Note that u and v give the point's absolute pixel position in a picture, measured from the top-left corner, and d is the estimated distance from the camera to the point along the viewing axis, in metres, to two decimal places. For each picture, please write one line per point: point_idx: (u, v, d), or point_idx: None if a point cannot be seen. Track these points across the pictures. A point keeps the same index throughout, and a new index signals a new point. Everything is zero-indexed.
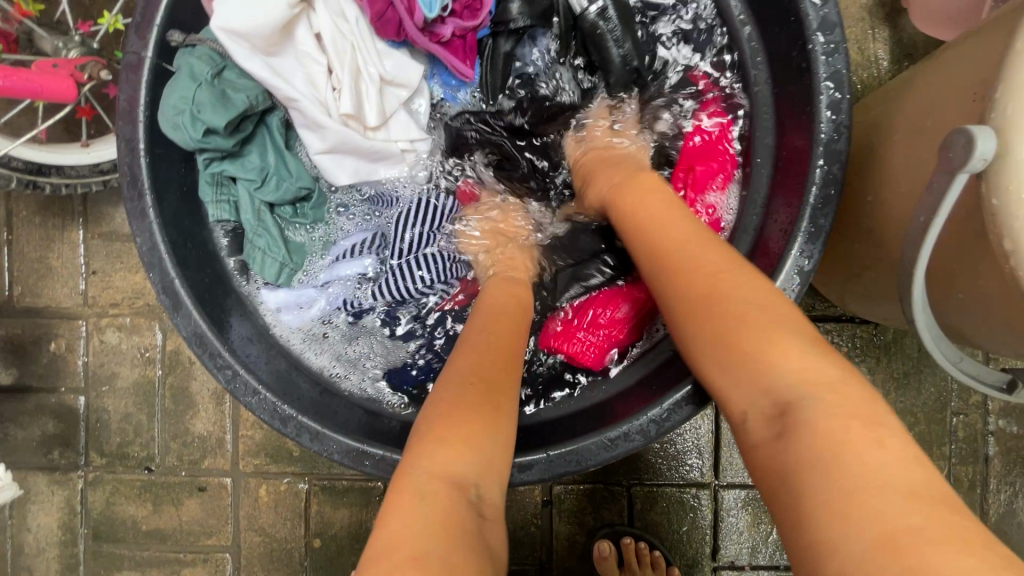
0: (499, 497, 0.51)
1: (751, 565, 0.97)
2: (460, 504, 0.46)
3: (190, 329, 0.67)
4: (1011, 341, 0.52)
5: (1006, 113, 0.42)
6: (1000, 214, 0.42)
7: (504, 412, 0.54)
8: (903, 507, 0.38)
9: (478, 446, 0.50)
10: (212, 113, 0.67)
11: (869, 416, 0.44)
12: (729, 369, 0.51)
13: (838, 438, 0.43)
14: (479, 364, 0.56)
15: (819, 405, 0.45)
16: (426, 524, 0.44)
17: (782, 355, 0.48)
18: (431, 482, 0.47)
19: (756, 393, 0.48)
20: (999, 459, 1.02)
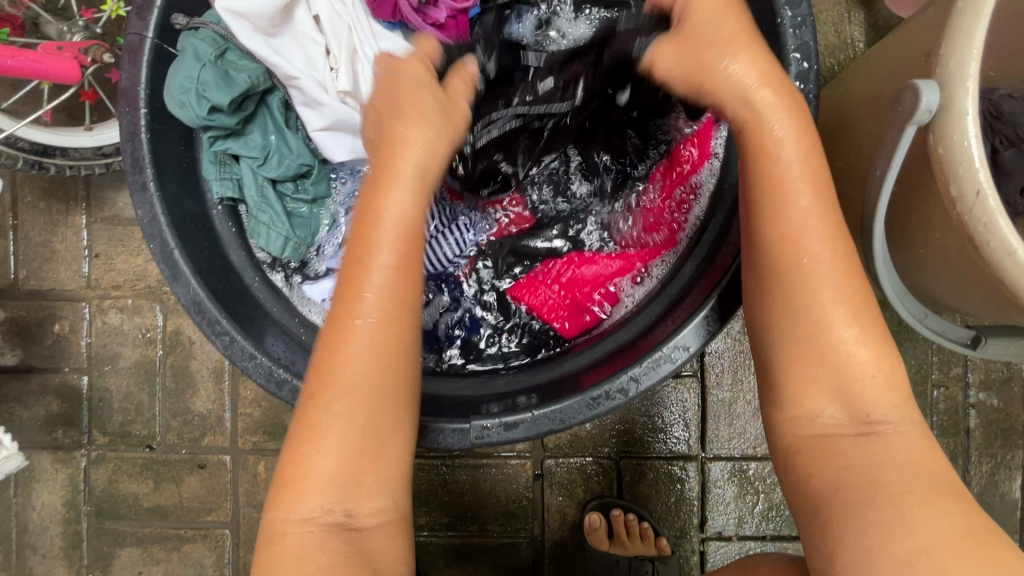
0: (390, 500, 0.57)
1: (738, 535, 0.99)
2: (326, 526, 0.55)
3: (190, 298, 0.70)
4: (969, 290, 0.55)
5: (949, 67, 0.45)
6: (946, 162, 0.45)
7: (380, 403, 0.55)
8: (933, 513, 0.47)
9: (347, 449, 0.55)
10: (216, 92, 0.71)
11: (914, 437, 0.53)
12: (816, 365, 0.54)
13: (887, 457, 0.51)
14: (355, 350, 0.55)
15: (904, 435, 0.52)
16: (313, 492, 0.54)
17: (865, 371, 0.53)
18: (323, 445, 0.55)
19: (841, 405, 0.53)
20: (981, 431, 1.04)
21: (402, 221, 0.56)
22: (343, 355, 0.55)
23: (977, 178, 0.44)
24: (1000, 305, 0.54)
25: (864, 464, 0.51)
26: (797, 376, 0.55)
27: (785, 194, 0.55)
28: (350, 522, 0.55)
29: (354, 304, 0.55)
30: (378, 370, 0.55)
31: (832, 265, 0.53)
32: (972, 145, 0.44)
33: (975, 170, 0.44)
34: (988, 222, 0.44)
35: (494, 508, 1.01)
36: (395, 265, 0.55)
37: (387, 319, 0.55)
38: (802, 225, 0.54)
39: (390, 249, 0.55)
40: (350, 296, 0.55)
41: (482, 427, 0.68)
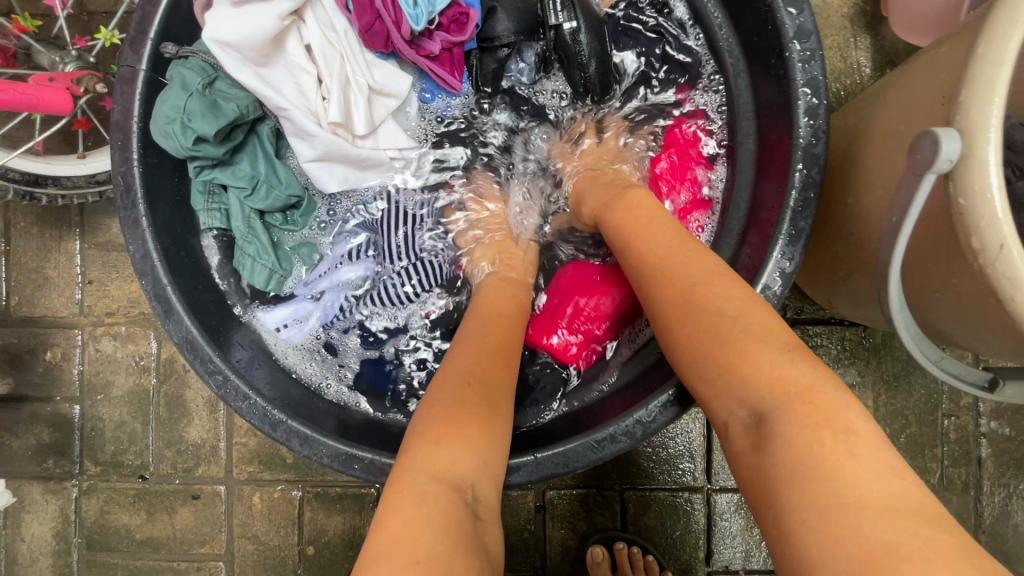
0: (498, 500, 0.52)
1: (746, 569, 0.97)
2: (455, 501, 0.47)
3: (182, 336, 0.68)
4: (988, 335, 0.53)
5: (969, 114, 0.43)
6: (966, 214, 0.43)
7: (507, 398, 0.57)
8: (913, 531, 0.39)
9: (476, 430, 0.53)
10: (202, 122, 0.68)
11: (864, 425, 0.45)
12: (722, 374, 0.51)
13: (846, 456, 0.43)
14: (490, 354, 0.60)
15: (853, 415, 0.45)
16: (441, 454, 0.49)
17: (780, 357, 0.49)
18: (462, 417, 0.53)
19: (744, 398, 0.49)
20: (992, 461, 1.02)
21: (519, 300, 0.71)
22: (455, 360, 0.59)
23: (1002, 232, 0.42)
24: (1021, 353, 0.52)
25: (789, 451, 0.45)
26: (714, 365, 0.51)
27: (660, 252, 0.59)
28: (473, 506, 0.48)
29: (474, 340, 0.62)
30: (497, 374, 0.58)
31: (726, 294, 0.54)
32: (995, 196, 0.42)
33: (1000, 223, 0.42)
34: (1013, 278, 0.42)
35: None
36: (519, 315, 0.68)
37: (512, 347, 0.63)
38: (709, 287, 0.54)
39: (495, 327, 0.64)
40: (472, 335, 0.63)
41: None
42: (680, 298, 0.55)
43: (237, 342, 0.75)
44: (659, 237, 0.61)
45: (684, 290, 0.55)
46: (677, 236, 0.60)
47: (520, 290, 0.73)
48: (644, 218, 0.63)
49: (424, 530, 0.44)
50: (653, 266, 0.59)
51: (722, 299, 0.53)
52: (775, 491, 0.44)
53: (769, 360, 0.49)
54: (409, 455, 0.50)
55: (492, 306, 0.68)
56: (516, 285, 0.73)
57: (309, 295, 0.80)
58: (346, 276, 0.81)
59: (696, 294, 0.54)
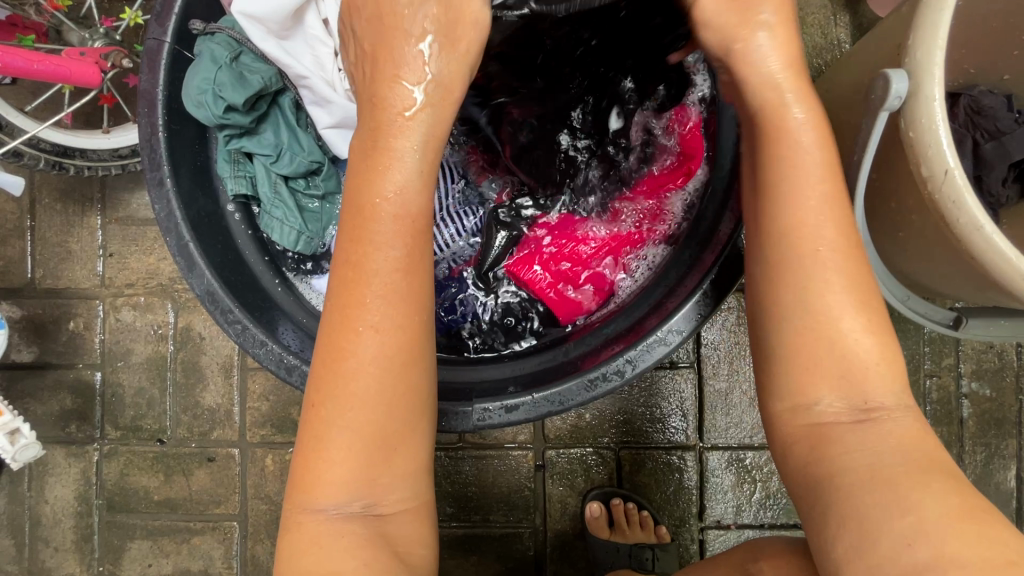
0: (412, 487, 0.56)
1: (737, 524, 1.01)
2: (348, 517, 0.54)
3: (204, 288, 0.73)
4: (943, 267, 0.58)
5: (917, 58, 0.48)
6: (916, 145, 0.48)
7: (393, 382, 0.53)
8: (931, 500, 0.46)
9: (357, 442, 0.53)
10: (232, 92, 0.74)
11: (907, 419, 0.52)
12: (818, 352, 0.53)
13: (879, 442, 0.50)
14: (366, 328, 0.52)
15: (902, 414, 0.52)
16: (339, 480, 0.53)
17: (858, 348, 0.52)
18: (339, 431, 0.53)
19: (841, 390, 0.52)
20: (974, 420, 1.06)
21: (411, 205, 0.53)
22: (351, 354, 0.52)
23: (947, 159, 0.47)
24: (977, 283, 0.57)
25: (867, 446, 0.50)
26: (800, 357, 0.54)
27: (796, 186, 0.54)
28: (374, 511, 0.54)
29: (360, 302, 0.52)
30: (394, 365, 0.53)
31: (842, 255, 0.53)
32: (941, 127, 0.47)
33: (944, 151, 0.47)
34: (956, 201, 0.47)
35: (498, 499, 1.04)
36: (409, 238, 0.53)
37: (394, 306, 0.52)
38: (807, 213, 0.53)
39: (387, 259, 0.52)
40: (351, 300, 0.52)
41: (484, 409, 0.71)
42: (789, 233, 0.54)
43: (256, 297, 0.80)
44: (806, 164, 0.53)
45: (803, 233, 0.53)
46: (818, 165, 0.54)
47: (390, 180, 0.52)
48: (805, 128, 0.54)
49: (329, 559, 0.52)
50: (775, 208, 0.54)
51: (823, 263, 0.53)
52: (852, 480, 0.49)
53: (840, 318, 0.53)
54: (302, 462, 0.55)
55: (365, 222, 0.52)
56: (422, 137, 0.53)
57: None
58: None
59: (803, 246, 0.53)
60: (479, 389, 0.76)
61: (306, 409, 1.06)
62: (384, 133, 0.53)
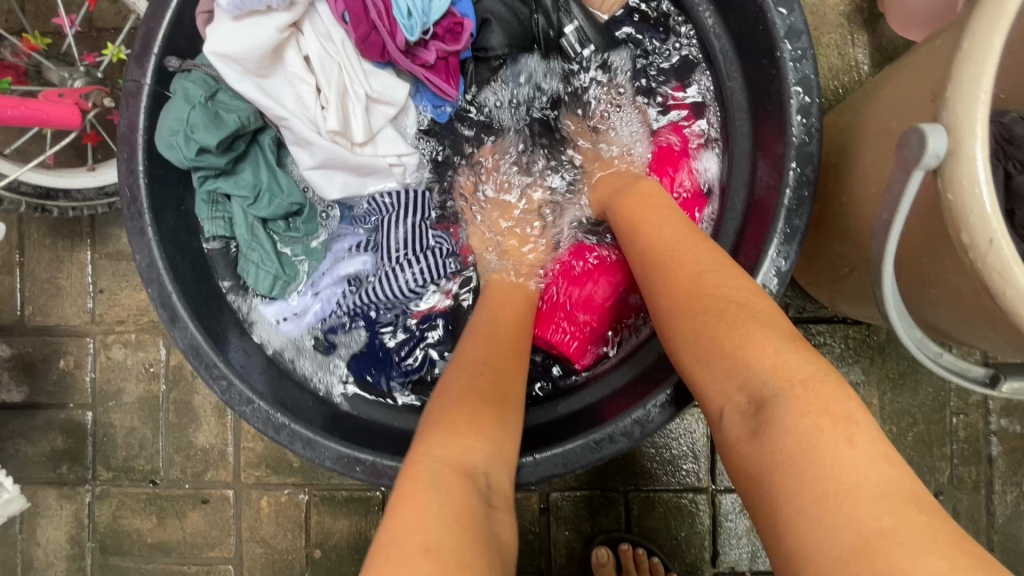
0: (509, 490, 0.54)
1: (752, 570, 0.96)
2: (469, 488, 0.49)
3: (187, 342, 0.70)
4: (981, 329, 0.53)
5: (956, 110, 0.43)
6: (956, 208, 0.43)
7: (512, 386, 0.60)
8: (826, 517, 0.41)
9: (482, 425, 0.54)
10: (205, 133, 0.69)
11: (799, 410, 0.45)
12: (708, 365, 0.52)
13: (774, 449, 0.45)
14: (495, 344, 0.64)
15: (791, 402, 0.46)
16: (455, 443, 0.51)
17: (766, 350, 0.49)
18: (470, 409, 0.55)
19: (732, 390, 0.50)
20: (1004, 459, 1.00)
21: (526, 290, 0.76)
22: (467, 358, 0.62)
23: (991, 226, 0.42)
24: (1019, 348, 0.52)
25: (767, 456, 0.46)
26: (698, 366, 0.53)
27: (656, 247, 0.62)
28: (487, 496, 0.50)
29: (485, 331, 0.66)
30: (509, 362, 0.62)
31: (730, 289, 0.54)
32: (984, 191, 0.42)
33: (988, 216, 0.42)
34: (1002, 271, 0.42)
35: None
36: (525, 305, 0.73)
37: (514, 337, 0.67)
38: (684, 264, 0.58)
39: (507, 318, 0.68)
40: (473, 334, 0.66)
41: None
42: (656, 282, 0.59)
43: (243, 347, 0.77)
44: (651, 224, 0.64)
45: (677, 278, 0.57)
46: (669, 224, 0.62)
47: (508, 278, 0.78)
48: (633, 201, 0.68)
49: (446, 509, 0.45)
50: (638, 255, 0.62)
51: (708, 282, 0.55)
52: (759, 502, 0.46)
53: (766, 347, 0.49)
54: (424, 444, 0.52)
55: (502, 300, 0.72)
56: (523, 272, 0.78)
57: (310, 288, 0.82)
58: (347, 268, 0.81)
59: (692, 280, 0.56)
60: None
61: None
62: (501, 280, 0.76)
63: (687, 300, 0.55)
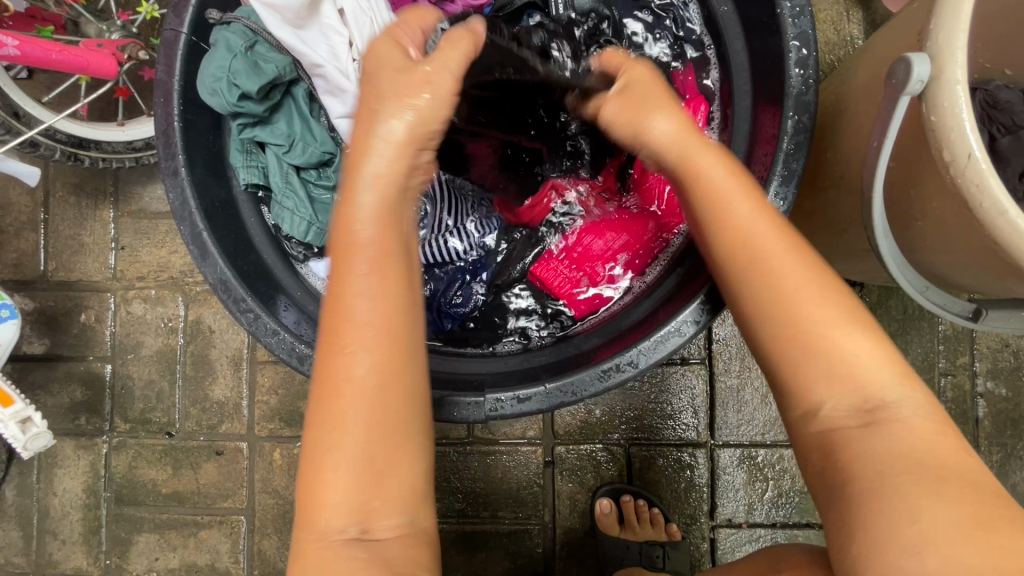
0: (410, 513, 0.52)
1: (748, 522, 1.00)
2: (343, 543, 0.49)
3: (217, 277, 0.73)
4: (968, 259, 0.58)
5: (938, 41, 0.48)
6: (938, 129, 0.48)
7: (394, 383, 0.50)
8: (946, 500, 0.44)
9: (360, 470, 0.50)
10: (245, 79, 0.73)
11: (925, 424, 0.50)
12: (821, 372, 0.52)
13: (898, 440, 0.49)
14: (360, 351, 0.50)
15: (909, 408, 0.50)
16: (339, 506, 0.50)
17: (850, 353, 0.52)
18: (342, 455, 0.50)
19: (843, 394, 0.51)
20: (989, 420, 1.05)
21: (376, 239, 0.51)
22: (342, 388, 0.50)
23: (969, 143, 0.46)
24: (998, 274, 0.57)
25: (886, 452, 0.48)
26: (791, 369, 0.53)
27: (722, 207, 0.57)
28: (367, 537, 0.50)
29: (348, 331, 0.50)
30: (388, 353, 0.50)
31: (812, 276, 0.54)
32: (962, 110, 0.47)
33: (967, 136, 0.46)
34: (980, 185, 0.46)
35: (506, 495, 1.03)
36: (376, 263, 0.51)
37: (384, 334, 0.50)
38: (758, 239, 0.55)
39: (359, 271, 0.50)
40: (340, 331, 0.50)
41: (497, 400, 0.70)
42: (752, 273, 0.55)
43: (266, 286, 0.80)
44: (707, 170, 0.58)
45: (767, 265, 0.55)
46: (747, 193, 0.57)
47: (353, 304, 0.50)
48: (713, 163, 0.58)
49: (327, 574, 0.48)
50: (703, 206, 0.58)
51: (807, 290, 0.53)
52: (862, 474, 0.49)
53: (842, 338, 0.52)
54: (303, 525, 0.51)
55: (344, 252, 0.51)
56: (372, 196, 0.52)
57: None
58: None
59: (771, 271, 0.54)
60: (495, 380, 0.76)
61: None
62: (345, 242, 0.51)
63: (757, 277, 0.55)
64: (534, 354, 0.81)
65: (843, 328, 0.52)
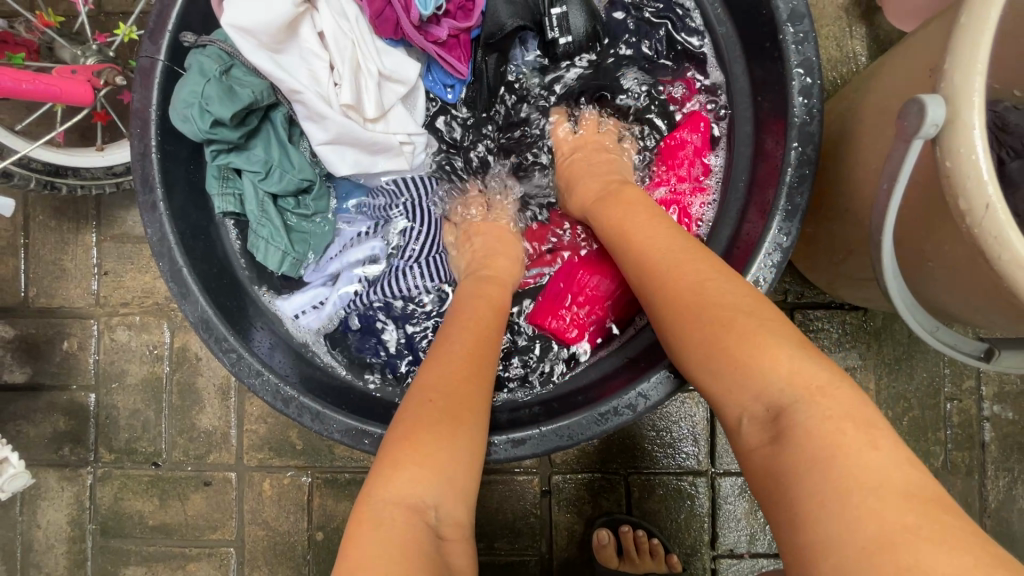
0: (469, 515, 0.53)
1: (750, 553, 0.98)
2: (418, 525, 0.49)
3: (197, 315, 0.70)
4: (979, 302, 0.55)
5: (955, 81, 0.45)
6: (954, 176, 0.45)
7: (484, 384, 0.60)
8: (883, 509, 0.40)
9: (446, 457, 0.53)
10: (219, 106, 0.70)
11: (845, 412, 0.46)
12: (734, 379, 0.51)
13: (818, 437, 0.45)
14: (461, 357, 0.61)
15: (833, 402, 0.46)
16: (405, 483, 0.51)
17: (769, 354, 0.49)
18: (433, 438, 0.53)
19: (754, 398, 0.49)
20: (996, 444, 1.02)
21: (498, 289, 0.73)
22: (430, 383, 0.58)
23: (987, 192, 0.44)
24: (1012, 319, 0.54)
25: (805, 456, 0.45)
26: (720, 382, 0.52)
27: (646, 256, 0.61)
28: (438, 527, 0.51)
29: (441, 354, 0.61)
30: (487, 363, 0.62)
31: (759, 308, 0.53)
32: (980, 158, 0.44)
33: (985, 184, 0.44)
34: (998, 236, 0.44)
35: (502, 525, 1.00)
36: (494, 307, 0.70)
37: (483, 350, 0.63)
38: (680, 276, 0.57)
39: (485, 307, 0.69)
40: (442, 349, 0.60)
41: (491, 444, 0.67)
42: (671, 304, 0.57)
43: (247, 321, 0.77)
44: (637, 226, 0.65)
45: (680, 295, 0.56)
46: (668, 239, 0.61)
47: (466, 326, 0.65)
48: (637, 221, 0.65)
49: (404, 549, 0.47)
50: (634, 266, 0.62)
51: (725, 313, 0.53)
52: (791, 486, 0.45)
53: (772, 349, 0.50)
54: (374, 502, 0.50)
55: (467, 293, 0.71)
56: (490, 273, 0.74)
57: (323, 280, 0.83)
58: (356, 256, 0.83)
59: (695, 305, 0.55)
60: (490, 420, 0.73)
61: (305, 433, 1.03)
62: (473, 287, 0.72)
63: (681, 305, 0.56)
64: (530, 392, 0.78)
65: (768, 339, 0.50)
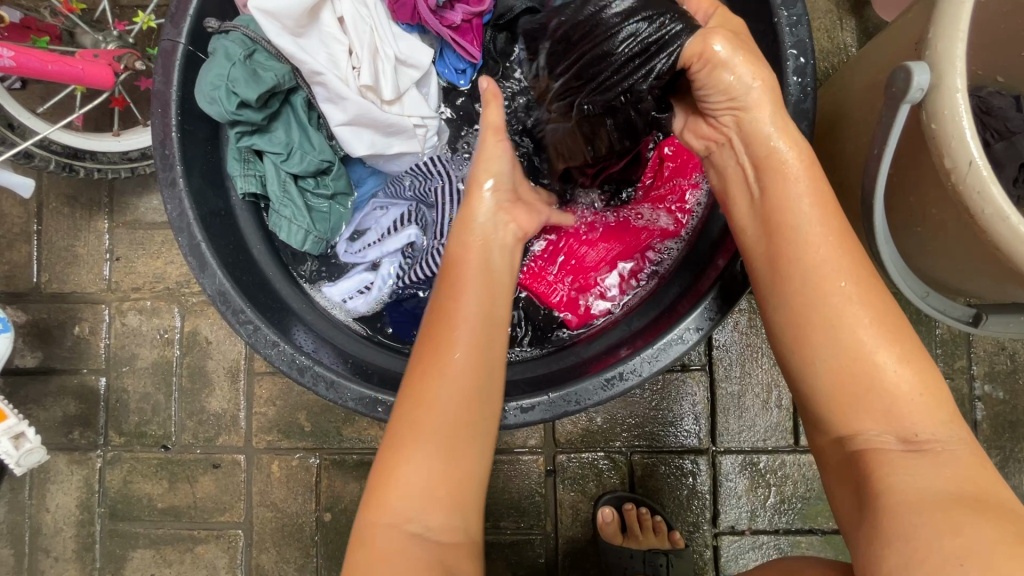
0: (457, 517, 0.58)
1: (751, 529, 1.00)
2: (405, 534, 0.56)
3: (216, 288, 0.73)
4: (969, 264, 0.58)
5: (939, 48, 0.49)
6: (940, 137, 0.48)
7: (475, 387, 0.60)
8: (978, 527, 0.46)
9: (432, 466, 0.57)
10: (245, 87, 0.73)
11: (961, 453, 0.52)
12: (848, 398, 0.55)
13: (935, 471, 0.51)
14: (453, 368, 0.60)
15: (954, 444, 0.53)
16: (413, 489, 0.56)
17: (888, 373, 0.54)
18: (419, 450, 0.57)
19: (881, 420, 0.54)
20: (988, 423, 1.05)
21: (491, 272, 0.65)
22: (436, 388, 0.59)
23: (970, 150, 0.47)
24: (998, 279, 0.57)
25: (917, 478, 0.51)
26: (831, 391, 0.56)
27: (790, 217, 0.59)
28: (425, 533, 0.56)
29: (434, 368, 0.60)
30: (478, 364, 0.61)
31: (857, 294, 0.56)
32: (963, 116, 0.47)
33: (968, 143, 0.47)
34: (981, 191, 0.47)
35: (508, 505, 1.02)
36: (486, 290, 0.64)
37: (480, 340, 0.61)
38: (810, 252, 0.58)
39: (474, 295, 0.63)
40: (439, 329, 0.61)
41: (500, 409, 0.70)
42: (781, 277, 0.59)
43: (264, 296, 0.79)
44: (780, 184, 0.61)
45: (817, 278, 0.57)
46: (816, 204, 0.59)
47: (461, 310, 0.62)
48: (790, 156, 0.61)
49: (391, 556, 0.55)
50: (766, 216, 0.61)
51: (845, 310, 0.56)
52: (893, 495, 0.50)
53: (883, 362, 0.55)
54: (367, 516, 0.57)
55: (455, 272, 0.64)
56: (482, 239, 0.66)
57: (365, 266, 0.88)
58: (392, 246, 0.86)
59: (816, 279, 0.57)
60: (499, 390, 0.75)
61: (314, 415, 1.04)
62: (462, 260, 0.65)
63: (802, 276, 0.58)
64: (535, 363, 0.80)
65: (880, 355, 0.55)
